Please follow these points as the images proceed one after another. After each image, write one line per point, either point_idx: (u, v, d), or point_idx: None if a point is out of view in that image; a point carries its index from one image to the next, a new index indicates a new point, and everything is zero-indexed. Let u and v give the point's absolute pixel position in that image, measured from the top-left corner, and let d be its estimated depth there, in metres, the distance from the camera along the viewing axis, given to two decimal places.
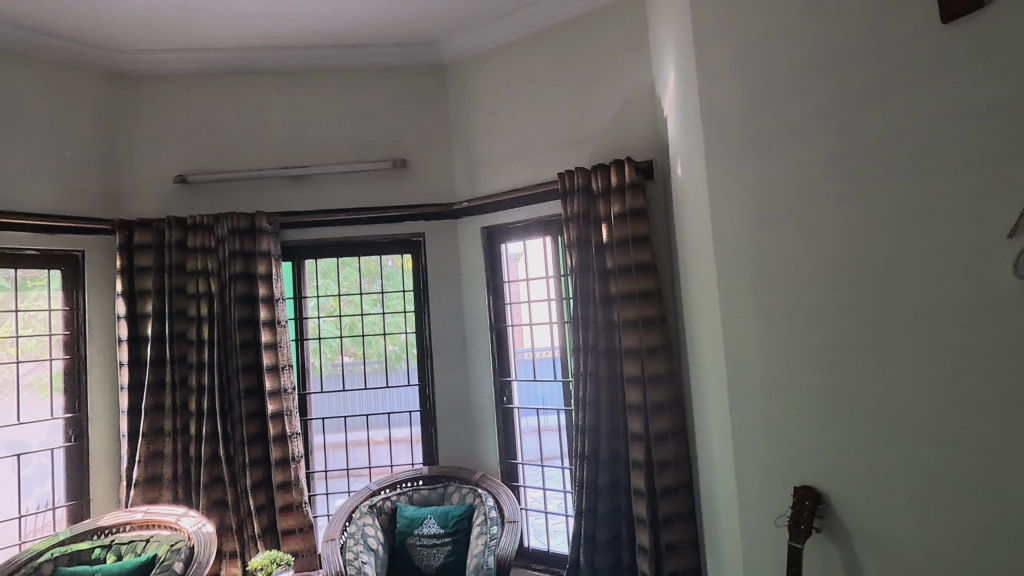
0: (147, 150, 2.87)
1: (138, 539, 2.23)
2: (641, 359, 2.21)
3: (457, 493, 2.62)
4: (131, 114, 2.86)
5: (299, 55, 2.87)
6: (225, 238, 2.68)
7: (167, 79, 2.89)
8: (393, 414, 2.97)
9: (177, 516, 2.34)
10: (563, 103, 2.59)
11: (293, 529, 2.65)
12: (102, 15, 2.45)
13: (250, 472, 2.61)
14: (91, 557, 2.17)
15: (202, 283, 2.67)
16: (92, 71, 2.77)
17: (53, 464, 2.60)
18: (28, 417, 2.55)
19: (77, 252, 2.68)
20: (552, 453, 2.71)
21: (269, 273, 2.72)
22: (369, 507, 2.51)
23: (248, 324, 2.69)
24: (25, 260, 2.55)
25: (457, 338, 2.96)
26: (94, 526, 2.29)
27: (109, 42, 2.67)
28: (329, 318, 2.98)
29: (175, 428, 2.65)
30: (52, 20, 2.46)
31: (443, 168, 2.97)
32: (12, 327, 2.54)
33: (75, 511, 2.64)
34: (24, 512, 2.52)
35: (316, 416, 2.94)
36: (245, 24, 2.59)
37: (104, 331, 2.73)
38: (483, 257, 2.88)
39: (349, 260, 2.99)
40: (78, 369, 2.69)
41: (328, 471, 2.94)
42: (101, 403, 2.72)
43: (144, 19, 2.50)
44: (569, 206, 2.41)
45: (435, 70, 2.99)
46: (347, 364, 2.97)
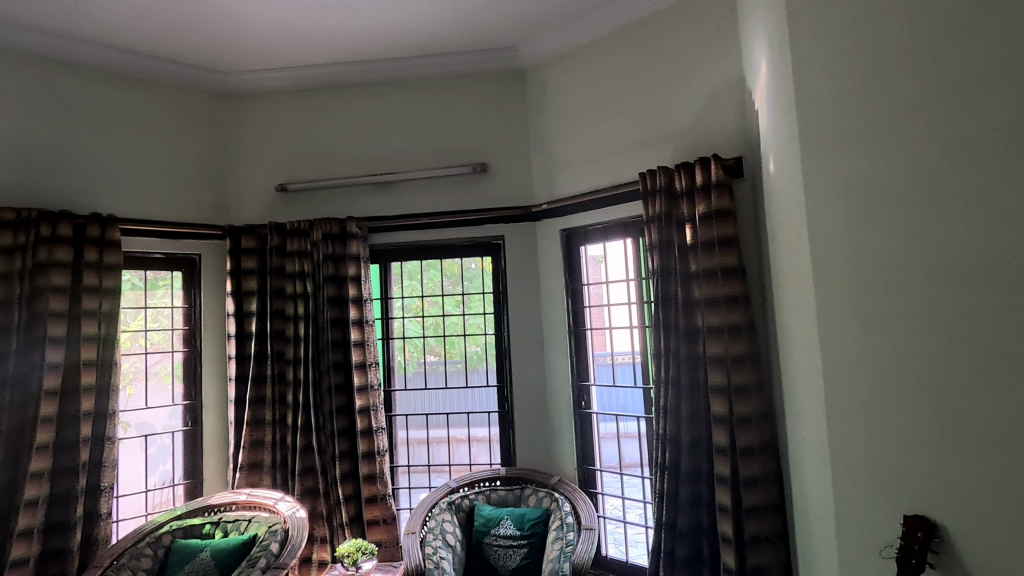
0: (252, 161, 3.13)
1: (242, 518, 2.43)
2: (727, 368, 2.08)
3: (534, 497, 2.62)
4: (239, 130, 3.14)
5: (386, 66, 3.00)
6: (319, 242, 2.85)
7: (269, 95, 3.14)
8: (472, 414, 3.02)
9: (275, 500, 2.52)
10: (645, 101, 2.51)
11: (377, 520, 2.77)
12: (213, 41, 2.71)
13: (338, 464, 2.76)
14: (203, 532, 2.41)
15: (298, 284, 2.85)
16: (207, 93, 3.07)
17: (173, 445, 2.90)
18: (154, 402, 2.85)
19: (195, 255, 2.98)
20: (631, 462, 2.64)
21: (358, 275, 2.86)
22: (448, 504, 2.56)
23: (338, 323, 2.85)
24: (154, 263, 2.87)
25: (535, 342, 2.96)
26: (205, 504, 2.52)
27: (220, 65, 2.95)
28: (413, 318, 3.10)
29: (275, 418, 2.86)
30: (173, 49, 2.76)
31: (523, 171, 2.98)
32: (142, 322, 2.85)
33: (191, 488, 2.93)
34: (150, 487, 2.83)
35: (400, 412, 3.07)
36: (335, 41, 2.75)
37: (216, 327, 3.02)
38: (562, 260, 2.85)
39: (432, 262, 3.08)
40: (195, 361, 2.98)
41: (411, 466, 3.05)
42: (213, 391, 2.99)
43: (248, 43, 2.74)
44: (650, 207, 2.33)
45: (514, 73, 3.01)
46: (429, 363, 3.07)
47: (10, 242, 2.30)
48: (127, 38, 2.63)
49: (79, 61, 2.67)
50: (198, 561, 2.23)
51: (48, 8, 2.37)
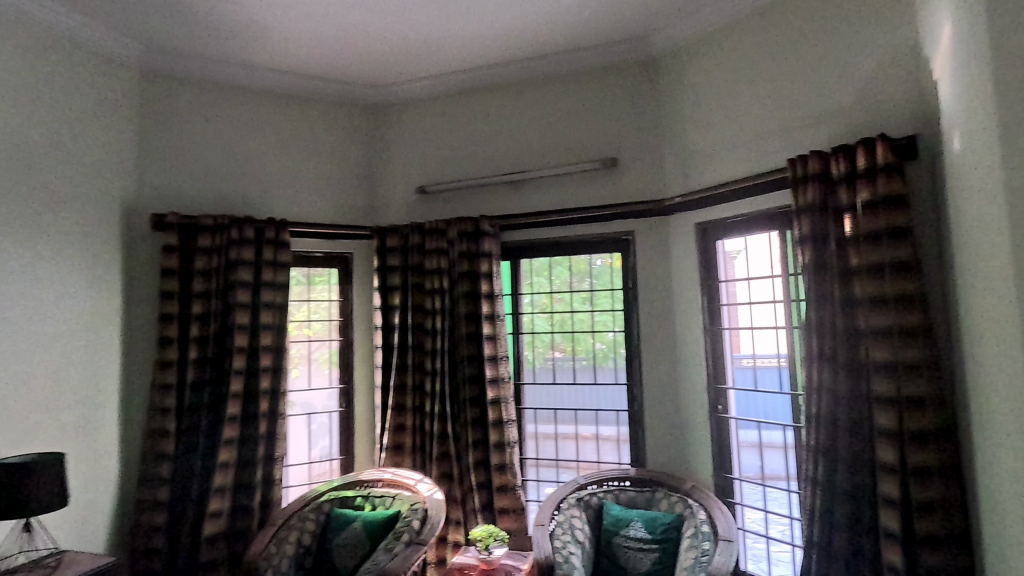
0: (397, 166, 3.38)
1: (388, 495, 2.66)
2: (896, 376, 1.84)
3: (666, 501, 2.53)
4: (385, 138, 3.41)
5: (518, 67, 3.08)
6: (455, 240, 3.01)
7: (411, 104, 3.37)
8: (600, 412, 2.99)
9: (416, 480, 2.72)
10: (797, 80, 2.30)
11: (507, 509, 2.86)
12: (364, 59, 2.98)
13: (472, 451, 2.90)
14: (355, 503, 2.66)
15: (436, 280, 3.02)
16: (359, 106, 3.39)
17: (330, 423, 3.25)
18: (315, 384, 3.22)
19: (348, 254, 3.31)
20: (775, 473, 2.45)
21: (490, 271, 2.97)
22: (577, 500, 2.57)
23: (472, 317, 2.99)
24: (315, 261, 3.24)
25: (667, 341, 2.85)
26: (356, 479, 2.79)
27: (370, 80, 3.24)
28: (542, 314, 3.14)
29: (415, 405, 3.06)
30: (332, 69, 3.09)
31: (656, 163, 2.88)
32: (306, 312, 3.23)
33: (345, 463, 3.26)
34: (312, 459, 3.20)
35: (529, 405, 3.13)
36: (470, 47, 2.89)
37: (365, 319, 3.32)
38: (697, 255, 2.72)
39: (561, 259, 3.11)
40: (347, 349, 3.30)
41: (539, 459, 3.11)
42: (363, 377, 3.30)
43: (393, 58, 2.98)
44: (801, 197, 2.12)
45: (647, 63, 2.92)
46: (558, 359, 3.10)
47: (210, 244, 2.78)
48: (294, 63, 3.00)
49: (258, 86, 3.11)
50: (351, 529, 2.47)
51: (236, 44, 2.78)
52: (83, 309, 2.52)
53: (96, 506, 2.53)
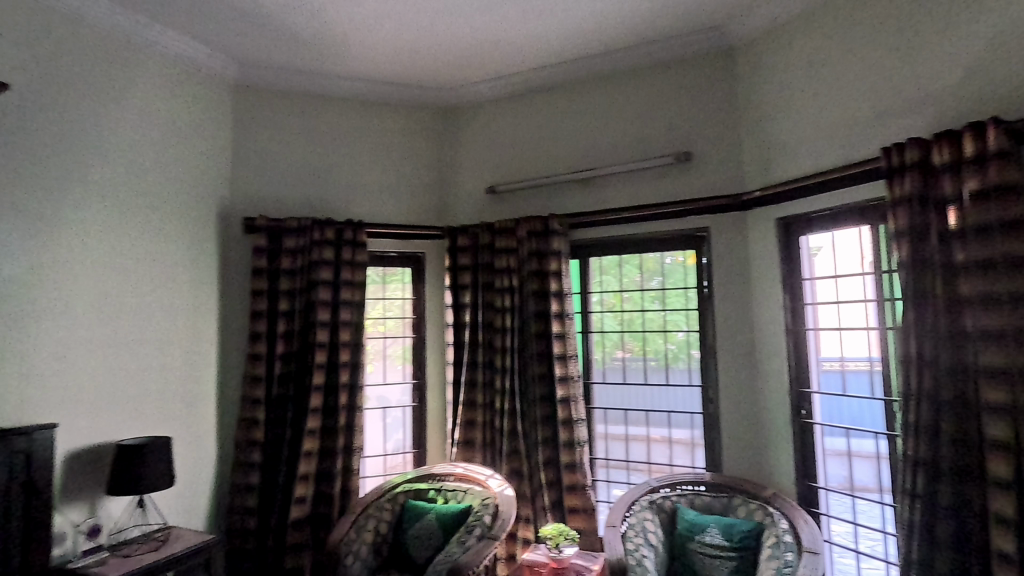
0: (467, 167, 3.45)
1: (459, 489, 2.72)
2: (1011, 384, 1.67)
3: (744, 508, 2.43)
4: (456, 139, 3.48)
5: (588, 64, 3.06)
6: (525, 239, 3.02)
7: (481, 105, 3.43)
8: (673, 414, 2.91)
9: (486, 476, 2.76)
10: (892, 63, 2.14)
11: (577, 508, 2.85)
12: (437, 64, 3.06)
13: (541, 449, 2.91)
14: (428, 496, 2.73)
15: (505, 278, 3.05)
16: (432, 109, 3.48)
17: (404, 417, 3.36)
18: (390, 379, 3.34)
19: (420, 254, 3.41)
20: (866, 484, 2.29)
21: (560, 269, 2.97)
22: (649, 503, 2.51)
23: (542, 316, 2.99)
24: (390, 261, 3.36)
25: (745, 342, 2.73)
26: (429, 472, 2.84)
27: (442, 83, 3.32)
28: (611, 314, 3.10)
29: (485, 402, 3.11)
30: (407, 75, 3.19)
31: (733, 157, 2.77)
32: (381, 310, 3.35)
33: (418, 457, 3.36)
34: (387, 451, 3.32)
35: (599, 405, 3.10)
36: (540, 46, 2.90)
37: (436, 316, 3.40)
38: (778, 252, 2.59)
39: (631, 257, 3.05)
40: (420, 346, 3.39)
41: (609, 460, 3.07)
42: (434, 374, 3.38)
43: (465, 61, 3.04)
44: (897, 188, 1.97)
45: (723, 53, 2.82)
46: (628, 359, 3.05)
47: (295, 245, 2.95)
48: (369, 70, 3.12)
49: (337, 94, 3.26)
50: (425, 521, 2.55)
51: (319, 55, 2.93)
52: (184, 306, 2.75)
53: (197, 487, 2.77)
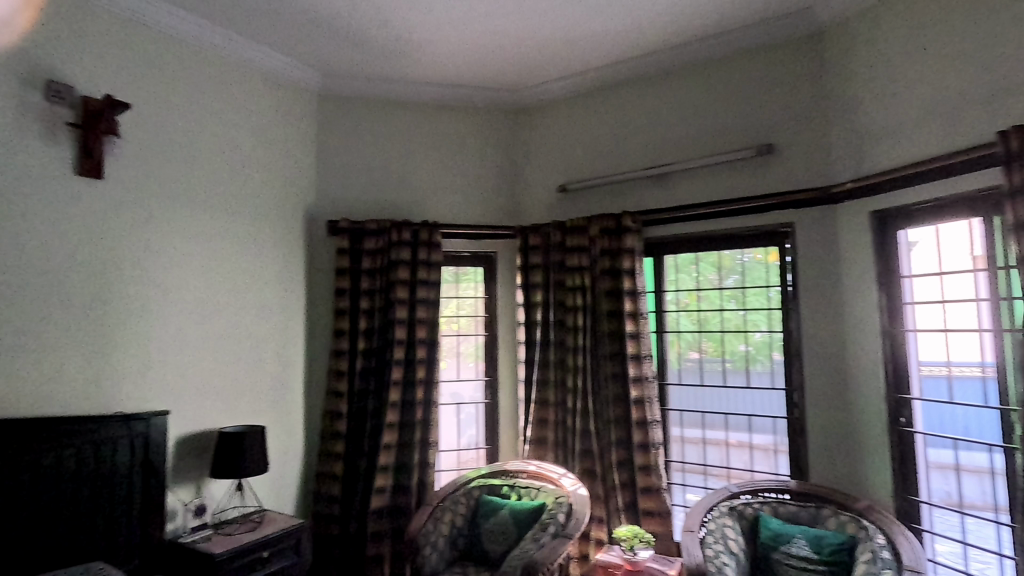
0: (539, 166, 3.46)
1: (533, 487, 2.74)
2: None
3: (834, 519, 2.29)
4: (527, 139, 3.51)
5: (663, 56, 2.99)
6: (597, 237, 2.99)
7: (552, 104, 3.43)
8: (754, 418, 2.79)
9: (559, 474, 2.76)
10: (1007, 38, 1.94)
11: (652, 511, 2.79)
12: (508, 64, 3.09)
13: (614, 450, 2.88)
14: (502, 492, 2.77)
15: (577, 277, 3.04)
16: (503, 110, 3.52)
17: (477, 414, 3.43)
18: (463, 376, 3.41)
19: (492, 253, 3.45)
20: (977, 500, 2.10)
21: (633, 268, 2.91)
22: (729, 509, 2.41)
23: (615, 315, 2.96)
24: (462, 260, 3.43)
25: (834, 344, 2.58)
26: (502, 468, 2.88)
27: (513, 84, 3.36)
28: (687, 313, 3.01)
29: (557, 400, 3.11)
30: (478, 77, 3.24)
31: (820, 147, 2.62)
32: (454, 308, 3.43)
33: (490, 453, 3.42)
34: (460, 446, 3.39)
35: (674, 407, 3.02)
36: (612, 41, 2.86)
37: (508, 315, 3.44)
38: (873, 247, 2.42)
39: (708, 255, 2.95)
40: (492, 344, 3.45)
41: (685, 464, 2.98)
42: (506, 372, 3.42)
43: (536, 60, 3.05)
44: (1015, 176, 1.79)
45: (810, 37, 2.67)
46: (704, 360, 2.95)
47: (374, 246, 3.09)
48: (442, 75, 3.21)
49: (413, 99, 3.37)
50: (499, 516, 2.59)
51: (395, 63, 3.04)
52: (275, 304, 2.94)
53: (287, 473, 2.95)
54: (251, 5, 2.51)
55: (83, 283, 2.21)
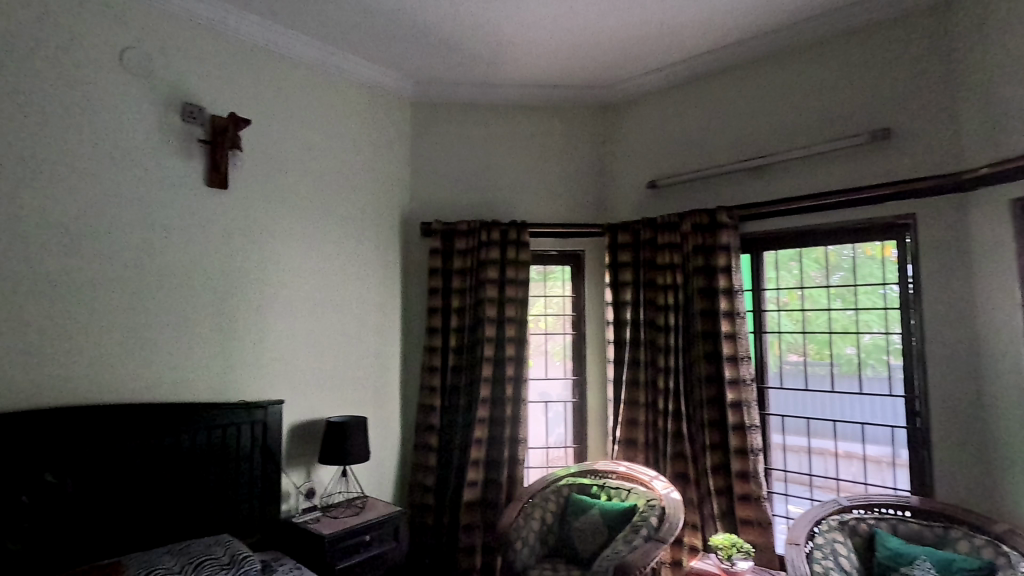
0: (628, 162, 3.40)
1: (623, 488, 2.70)
2: None
3: (966, 542, 2.06)
4: (616, 136, 3.46)
5: (762, 42, 2.83)
6: (689, 234, 2.89)
7: (642, 99, 3.36)
8: (867, 426, 2.58)
9: (651, 477, 2.70)
10: None
11: (751, 520, 2.66)
12: (596, 61, 3.07)
13: (709, 455, 2.77)
14: (591, 491, 2.75)
15: (668, 275, 2.95)
16: (591, 107, 3.50)
17: (565, 412, 3.43)
18: (551, 375, 3.43)
19: (580, 251, 3.44)
20: None
21: (729, 265, 2.78)
22: (839, 523, 2.24)
23: (709, 314, 2.84)
24: (550, 259, 3.45)
25: (965, 348, 2.30)
26: (592, 467, 2.86)
27: (602, 81, 3.33)
28: (789, 313, 2.85)
29: (647, 401, 3.04)
30: (566, 75, 3.25)
31: (948, 129, 2.36)
32: (542, 307, 3.46)
33: (578, 452, 3.41)
34: (548, 444, 3.41)
35: (775, 412, 2.86)
36: (706, 29, 2.75)
37: (596, 314, 3.41)
38: (1014, 239, 2.14)
39: (814, 251, 2.77)
40: (580, 343, 3.43)
41: (787, 473, 2.81)
42: (595, 371, 3.40)
43: (624, 54, 3.00)
44: None
45: (934, 9, 2.42)
46: (808, 362, 2.77)
47: (465, 246, 3.18)
48: (531, 76, 3.24)
49: (501, 102, 3.43)
50: (589, 516, 2.57)
51: (484, 66, 3.12)
52: (374, 302, 3.12)
53: (385, 462, 3.12)
54: (355, 23, 2.68)
55: (212, 284, 2.47)
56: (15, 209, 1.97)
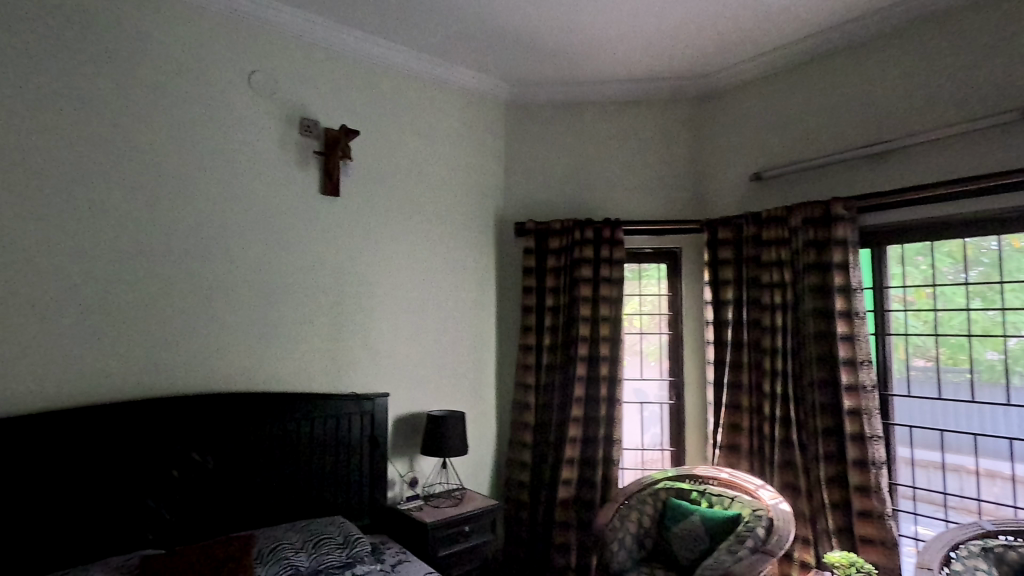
0: (730, 154, 3.24)
1: (726, 495, 2.59)
2: None
3: None
4: (716, 127, 3.31)
5: (883, 15, 2.58)
6: (799, 229, 2.70)
7: (745, 87, 3.19)
8: (1016, 442, 2.27)
9: (756, 485, 2.56)
10: None
11: (872, 539, 2.44)
12: (693, 50, 2.95)
13: (824, 465, 2.56)
14: (691, 497, 2.66)
15: (775, 273, 2.78)
16: (689, 99, 3.37)
17: (661, 414, 3.34)
18: (646, 376, 3.35)
19: (677, 249, 3.33)
20: None
21: (846, 261, 2.57)
22: (981, 550, 1.98)
23: (822, 315, 2.64)
24: (645, 257, 3.37)
25: None
26: (691, 472, 2.76)
27: (700, 70, 3.19)
28: (918, 313, 2.57)
29: (752, 406, 2.89)
30: (660, 67, 3.15)
31: None
32: (636, 305, 3.39)
33: (676, 455, 3.31)
34: (644, 446, 3.34)
35: (901, 422, 2.60)
36: (816, 7, 2.55)
37: (694, 313, 3.30)
38: None
39: (948, 244, 2.48)
40: (677, 344, 3.32)
41: (916, 490, 2.55)
42: (693, 372, 3.29)
43: (724, 41, 2.86)
44: None
45: None
46: (941, 368, 2.50)
47: (558, 246, 3.19)
48: (626, 71, 3.19)
49: (594, 99, 3.41)
50: (690, 523, 2.48)
51: (576, 65, 3.11)
52: (470, 301, 3.22)
53: (481, 456, 3.22)
54: (453, 32, 2.77)
55: (325, 284, 2.67)
56: (167, 220, 2.27)
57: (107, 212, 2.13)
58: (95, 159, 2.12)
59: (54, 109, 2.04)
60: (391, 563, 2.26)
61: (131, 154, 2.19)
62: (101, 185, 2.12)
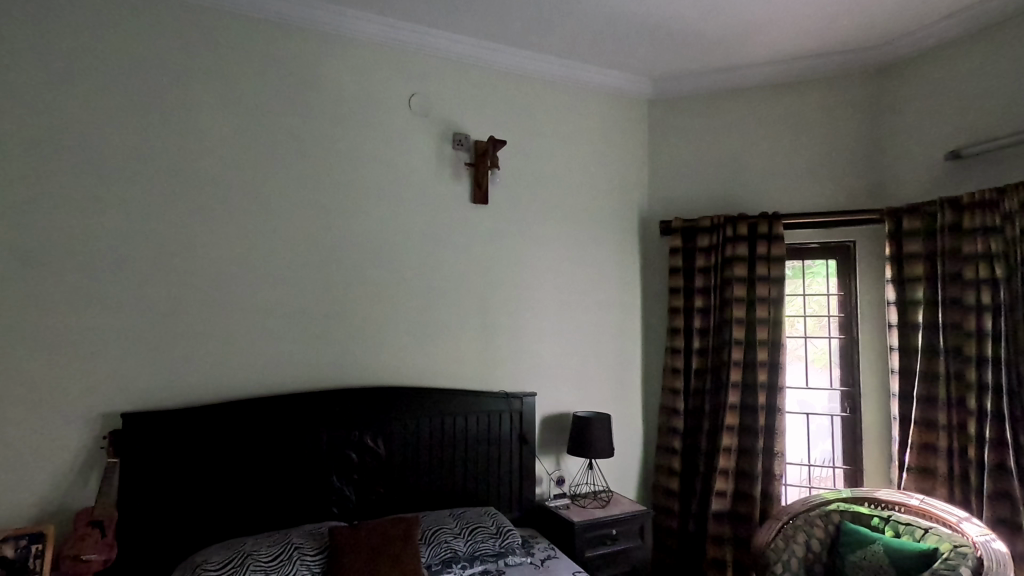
0: (915, 131, 2.81)
1: (916, 525, 2.26)
2: None
3: None
4: (897, 103, 2.89)
5: None
6: (1017, 214, 2.25)
7: (934, 53, 2.74)
8: None
9: (959, 518, 2.18)
10: None
11: None
12: (862, 19, 2.62)
13: None
14: (871, 523, 2.36)
15: (983, 268, 2.36)
16: (862, 75, 2.99)
17: (832, 427, 3.00)
18: (814, 384, 3.04)
19: (849, 242, 2.98)
20: None
21: None
22: None
23: None
24: (810, 253, 3.06)
25: None
26: (871, 495, 2.43)
27: (874, 40, 2.82)
28: None
29: (950, 424, 2.46)
30: (822, 42, 2.84)
31: None
32: (801, 307, 3.08)
33: (851, 475, 2.96)
34: (812, 462, 3.03)
35: None
36: None
37: (874, 315, 2.93)
38: None
39: None
40: (852, 350, 2.96)
41: None
42: (872, 382, 2.92)
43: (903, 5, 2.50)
44: None
45: None
46: None
47: (707, 244, 3.03)
48: (782, 51, 2.93)
49: (746, 86, 3.18)
50: (870, 551, 2.22)
51: (723, 51, 2.93)
52: (614, 302, 3.19)
53: (629, 460, 3.17)
54: (591, 35, 2.78)
55: (476, 288, 2.84)
56: (344, 233, 2.59)
57: (299, 229, 2.50)
58: (288, 184, 2.49)
59: (259, 144, 2.45)
60: (541, 557, 2.33)
61: (316, 177, 2.54)
62: (294, 205, 2.50)
